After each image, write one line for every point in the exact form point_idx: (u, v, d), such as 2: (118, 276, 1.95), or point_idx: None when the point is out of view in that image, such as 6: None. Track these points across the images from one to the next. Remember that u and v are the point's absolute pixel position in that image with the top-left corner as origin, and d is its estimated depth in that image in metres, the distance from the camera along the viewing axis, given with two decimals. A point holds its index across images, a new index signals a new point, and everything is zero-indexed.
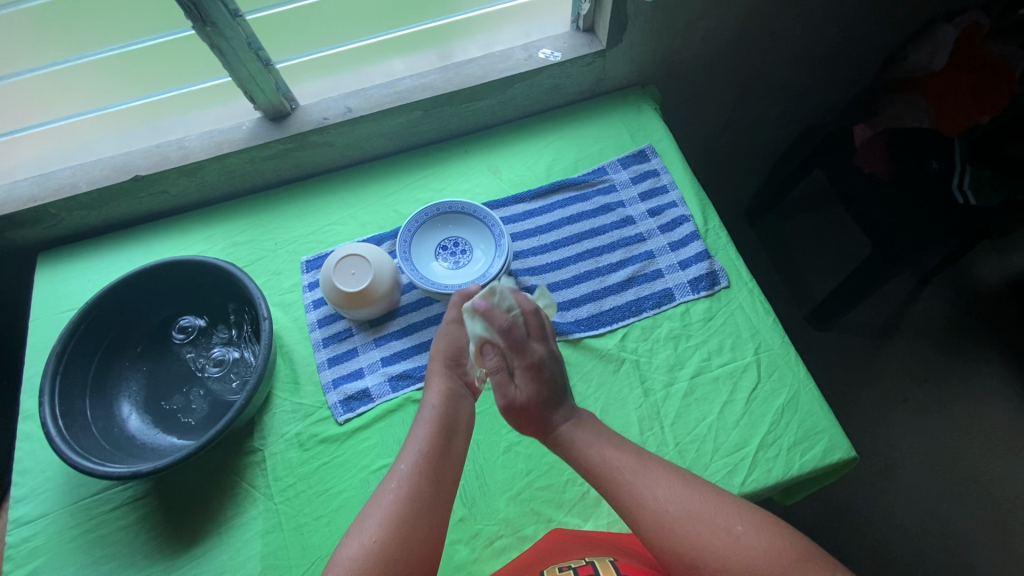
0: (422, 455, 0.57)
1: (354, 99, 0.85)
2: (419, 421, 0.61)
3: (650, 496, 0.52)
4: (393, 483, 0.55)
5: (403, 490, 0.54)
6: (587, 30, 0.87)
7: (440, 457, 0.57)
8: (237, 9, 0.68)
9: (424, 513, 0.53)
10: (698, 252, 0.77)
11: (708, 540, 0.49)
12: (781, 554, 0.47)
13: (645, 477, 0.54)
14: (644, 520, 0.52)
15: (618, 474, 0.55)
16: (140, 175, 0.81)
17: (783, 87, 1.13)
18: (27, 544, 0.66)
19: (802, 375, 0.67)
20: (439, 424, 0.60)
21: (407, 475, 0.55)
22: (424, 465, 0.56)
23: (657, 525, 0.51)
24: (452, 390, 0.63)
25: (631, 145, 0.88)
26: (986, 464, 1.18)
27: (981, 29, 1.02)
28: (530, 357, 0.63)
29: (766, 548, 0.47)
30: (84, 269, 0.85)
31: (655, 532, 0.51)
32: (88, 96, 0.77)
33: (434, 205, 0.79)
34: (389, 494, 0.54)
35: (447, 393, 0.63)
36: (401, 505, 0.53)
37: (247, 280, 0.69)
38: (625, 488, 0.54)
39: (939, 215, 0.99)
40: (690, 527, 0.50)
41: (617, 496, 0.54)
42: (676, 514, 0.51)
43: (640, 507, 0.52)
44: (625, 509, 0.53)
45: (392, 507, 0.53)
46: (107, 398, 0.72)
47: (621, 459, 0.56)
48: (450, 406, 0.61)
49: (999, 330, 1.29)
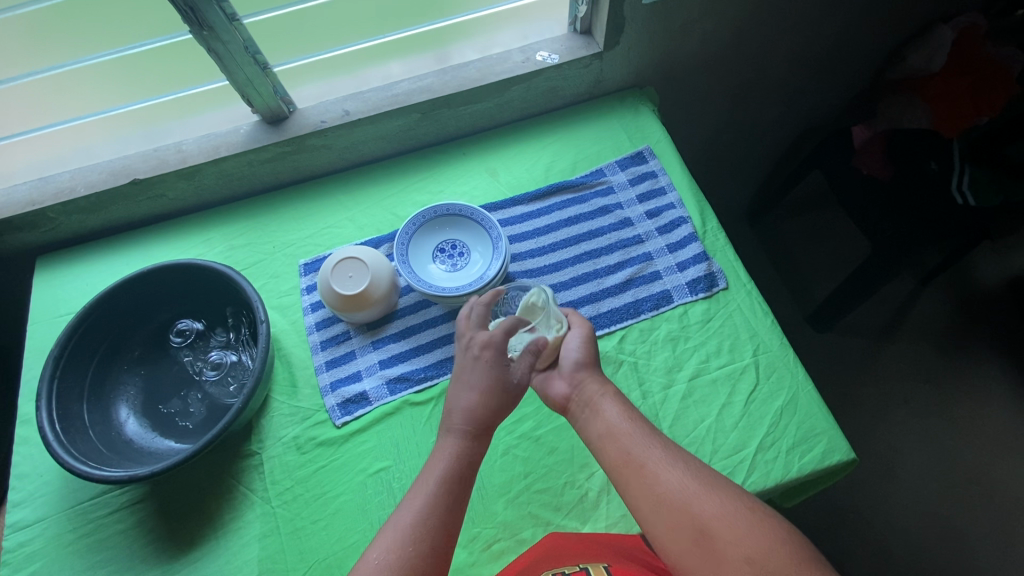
0: (430, 505, 0.54)
1: (351, 102, 0.85)
2: (429, 468, 0.58)
3: (669, 465, 0.54)
4: (398, 531, 0.53)
5: (408, 540, 0.52)
6: (585, 32, 0.88)
7: (448, 507, 0.55)
8: (233, 13, 0.69)
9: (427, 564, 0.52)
10: (696, 254, 0.77)
11: (724, 514, 0.50)
12: (792, 540, 0.48)
13: (665, 448, 0.56)
14: (662, 485, 0.53)
15: (639, 442, 0.56)
16: (137, 179, 0.81)
17: (782, 88, 1.13)
18: (24, 548, 0.66)
19: (801, 378, 0.67)
20: (452, 475, 0.57)
21: (413, 524, 0.53)
22: (430, 516, 0.54)
23: (672, 492, 0.52)
24: (473, 441, 0.59)
25: (629, 147, 0.88)
26: (988, 464, 1.17)
27: (978, 30, 1.02)
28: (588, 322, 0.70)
29: (781, 533, 0.49)
30: (83, 272, 0.85)
31: (671, 497, 0.52)
32: (85, 101, 0.77)
33: (431, 208, 0.79)
34: (394, 540, 0.52)
35: (466, 444, 0.59)
36: (405, 555, 0.51)
37: (244, 283, 0.69)
38: (646, 452, 0.55)
39: (939, 218, 0.99)
40: (708, 498, 0.51)
41: (636, 458, 0.55)
42: (693, 485, 0.52)
43: (658, 471, 0.54)
44: (641, 473, 0.54)
45: (395, 554, 0.51)
46: (104, 402, 0.72)
47: (640, 436, 0.57)
48: (465, 457, 0.58)
49: (1000, 331, 1.29)
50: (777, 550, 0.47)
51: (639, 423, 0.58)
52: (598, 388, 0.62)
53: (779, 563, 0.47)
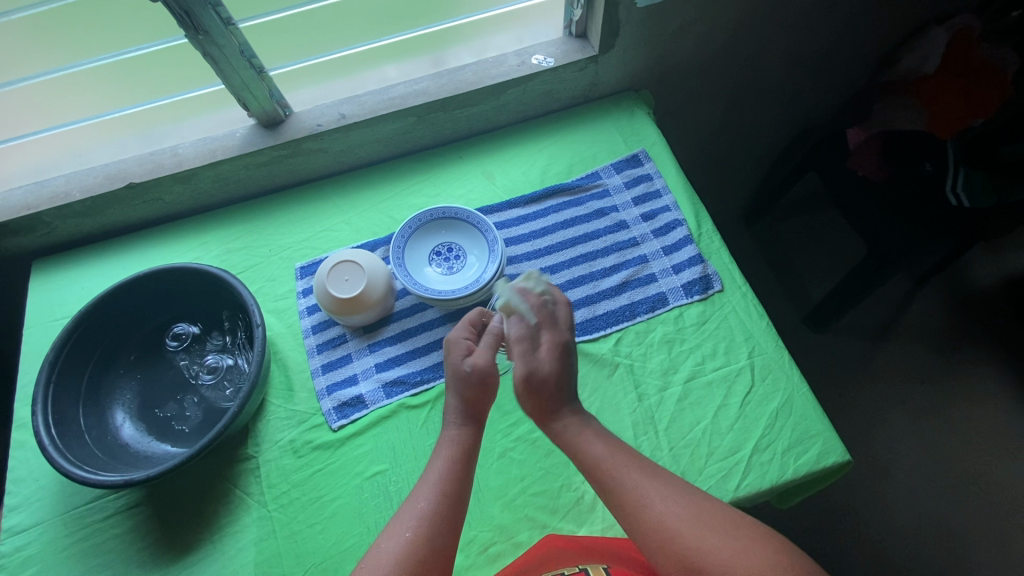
0: (441, 495, 0.56)
1: (347, 105, 0.85)
2: (435, 458, 0.60)
3: (655, 500, 0.53)
4: (411, 523, 0.54)
5: (423, 531, 0.53)
6: (580, 35, 0.88)
7: (457, 498, 0.57)
8: (230, 17, 0.69)
9: (440, 555, 0.53)
10: (691, 256, 0.77)
11: (712, 548, 0.49)
12: (783, 566, 0.47)
13: (650, 480, 0.54)
14: (649, 523, 0.52)
15: (623, 473, 0.55)
16: (134, 183, 0.81)
17: (777, 90, 1.14)
18: (20, 553, 0.66)
19: (796, 380, 0.67)
20: (459, 465, 0.59)
21: (426, 516, 0.54)
22: (442, 506, 0.55)
23: (660, 529, 0.51)
24: (475, 431, 0.62)
25: (624, 150, 0.88)
26: (985, 464, 1.18)
27: (973, 32, 1.00)
28: (556, 334, 0.63)
29: (770, 560, 0.48)
30: (79, 276, 0.85)
31: (659, 534, 0.51)
32: (81, 105, 0.77)
33: (427, 211, 0.79)
34: (407, 535, 0.53)
35: (470, 434, 0.61)
36: (419, 549, 0.52)
37: (240, 287, 0.69)
38: (629, 489, 0.54)
39: (933, 221, 0.99)
40: (695, 532, 0.50)
41: (621, 496, 0.54)
42: (680, 519, 0.51)
43: (644, 509, 0.52)
44: (628, 507, 0.53)
45: (410, 550, 0.52)
46: (101, 406, 0.72)
47: (625, 466, 0.56)
48: (469, 447, 0.61)
49: (996, 331, 1.29)
50: None
51: (625, 452, 0.57)
52: (572, 421, 0.60)
53: None
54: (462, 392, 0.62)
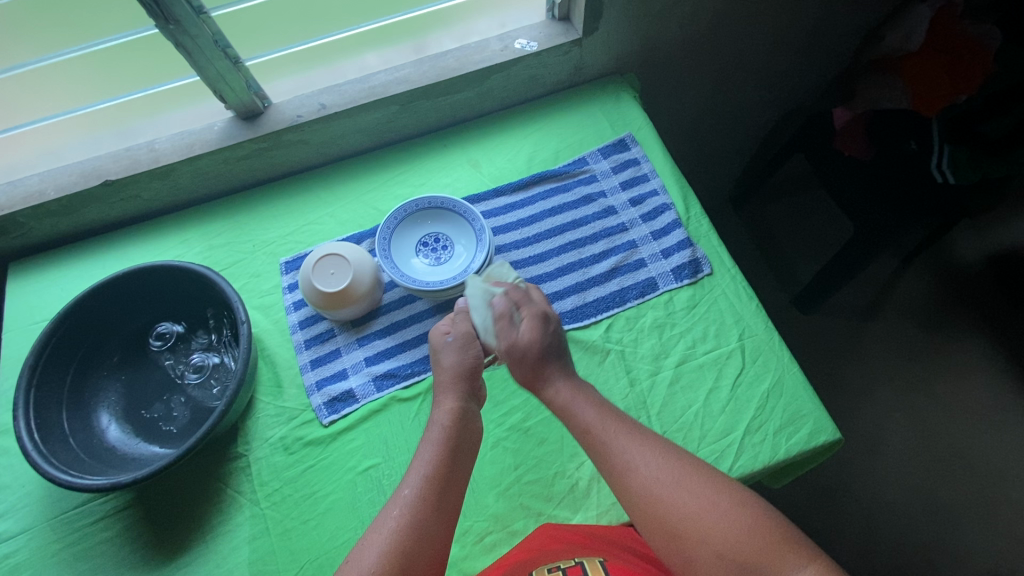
0: (426, 481, 0.55)
1: (327, 95, 0.83)
2: (425, 442, 0.59)
3: (639, 465, 0.52)
4: (395, 511, 0.53)
5: (404, 520, 0.52)
6: (563, 18, 0.86)
7: (447, 485, 0.55)
8: (200, 6, 0.67)
9: (427, 543, 0.52)
10: (679, 240, 0.77)
11: (697, 510, 0.48)
12: (767, 534, 0.47)
13: (638, 446, 0.54)
14: (634, 485, 0.52)
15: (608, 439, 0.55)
16: (110, 180, 0.79)
17: (763, 69, 1.13)
18: (8, 560, 0.65)
19: (786, 360, 0.68)
20: (447, 445, 0.58)
21: (414, 503, 0.54)
22: (428, 494, 0.54)
23: (645, 494, 0.51)
24: (464, 407, 0.61)
25: (610, 134, 0.87)
26: (971, 436, 1.20)
27: (955, 9, 0.99)
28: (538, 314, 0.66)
29: (749, 526, 0.47)
30: (57, 277, 0.83)
31: (644, 499, 0.51)
32: (51, 100, 0.75)
33: (413, 201, 0.77)
34: (390, 524, 0.52)
35: (457, 412, 0.61)
36: (403, 541, 0.51)
37: (224, 284, 0.68)
38: (616, 454, 0.54)
39: (914, 197, 1.00)
40: (677, 496, 0.50)
41: (608, 461, 0.54)
42: (667, 486, 0.50)
43: (630, 474, 0.52)
44: (612, 473, 0.53)
45: (394, 540, 0.51)
46: (84, 410, 0.70)
47: (614, 432, 0.55)
48: (459, 426, 0.60)
49: (980, 307, 1.31)
50: (749, 546, 0.46)
51: (615, 417, 0.57)
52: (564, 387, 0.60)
53: (750, 552, 0.46)
54: (451, 360, 0.64)
